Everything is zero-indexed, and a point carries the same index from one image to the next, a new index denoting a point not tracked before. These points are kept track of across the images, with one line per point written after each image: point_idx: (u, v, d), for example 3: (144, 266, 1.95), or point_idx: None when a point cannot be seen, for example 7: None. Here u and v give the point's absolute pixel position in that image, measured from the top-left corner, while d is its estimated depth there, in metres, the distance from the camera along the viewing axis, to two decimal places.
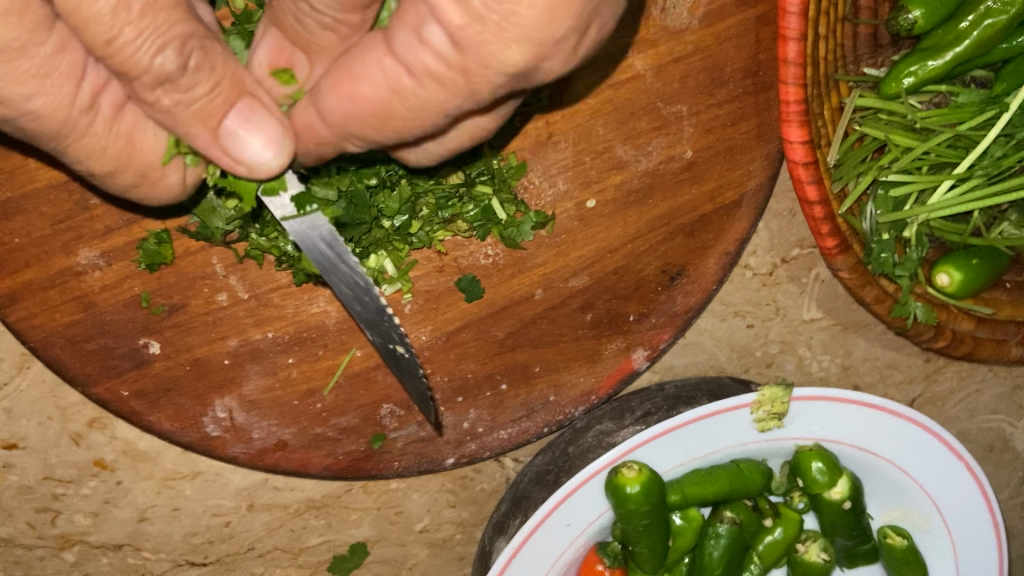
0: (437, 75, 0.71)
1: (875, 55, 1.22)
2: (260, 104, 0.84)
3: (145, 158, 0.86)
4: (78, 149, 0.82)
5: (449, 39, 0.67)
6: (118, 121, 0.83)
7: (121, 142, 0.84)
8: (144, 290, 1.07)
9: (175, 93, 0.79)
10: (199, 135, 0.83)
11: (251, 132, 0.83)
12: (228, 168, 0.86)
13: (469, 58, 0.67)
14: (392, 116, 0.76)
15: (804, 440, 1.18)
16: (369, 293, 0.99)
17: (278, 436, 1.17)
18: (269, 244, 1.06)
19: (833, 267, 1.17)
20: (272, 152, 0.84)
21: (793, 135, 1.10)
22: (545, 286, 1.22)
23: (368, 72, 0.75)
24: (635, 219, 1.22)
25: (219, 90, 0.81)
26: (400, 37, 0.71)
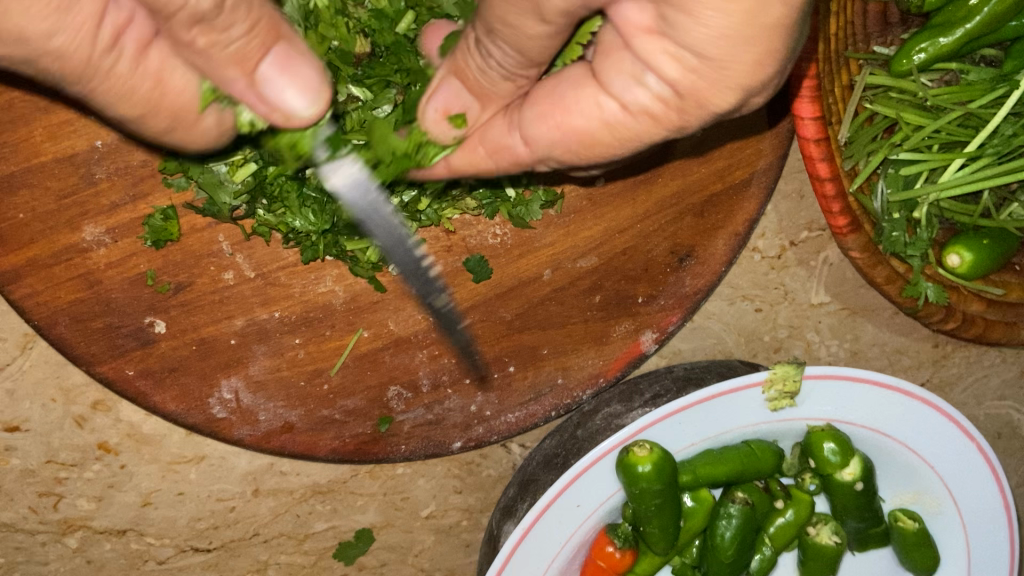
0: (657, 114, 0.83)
1: (884, 34, 1.22)
2: (297, 49, 0.83)
3: (175, 101, 0.84)
4: (104, 90, 0.80)
5: None
6: (143, 62, 0.80)
7: (148, 82, 0.81)
8: (149, 267, 1.06)
9: (211, 34, 0.77)
10: (236, 79, 0.82)
11: (288, 80, 0.83)
12: (259, 110, 0.86)
13: None
14: None
15: (816, 420, 1.17)
16: (404, 243, 0.96)
17: (284, 418, 1.16)
18: (276, 220, 1.04)
19: (845, 246, 1.16)
20: (307, 100, 0.85)
21: (804, 111, 1.09)
22: (555, 267, 1.21)
23: None
24: (644, 198, 1.21)
25: (257, 31, 0.79)
26: None
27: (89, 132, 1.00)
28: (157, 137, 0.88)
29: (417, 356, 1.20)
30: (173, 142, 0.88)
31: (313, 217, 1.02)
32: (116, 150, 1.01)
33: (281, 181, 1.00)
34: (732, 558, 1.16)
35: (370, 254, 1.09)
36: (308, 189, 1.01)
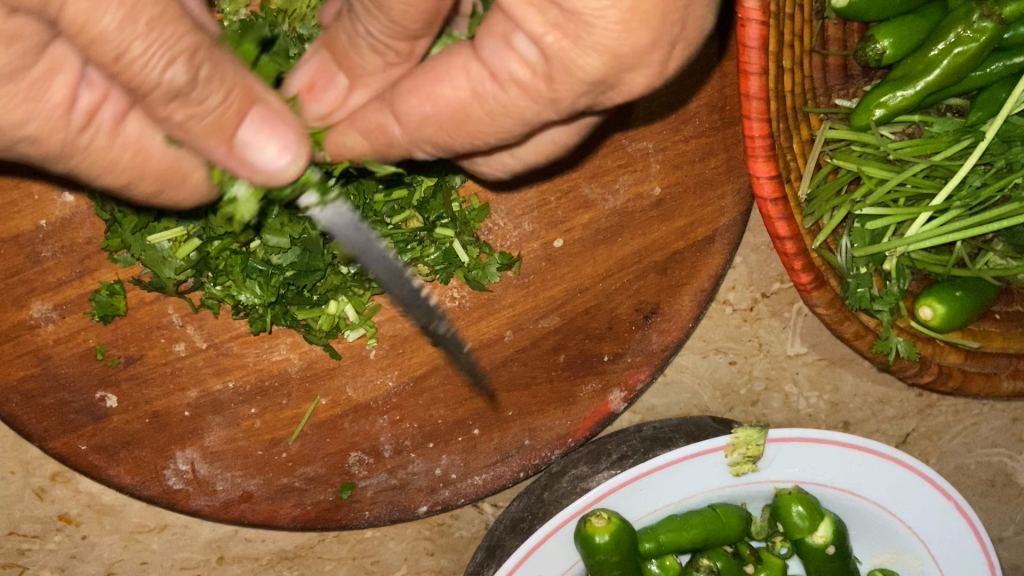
0: (524, 84, 0.71)
1: (845, 87, 1.20)
2: (273, 110, 0.82)
3: (160, 164, 0.83)
4: (87, 162, 0.81)
5: (537, 47, 0.68)
6: (122, 133, 0.80)
7: (129, 152, 0.81)
8: (98, 342, 1.05)
9: (187, 107, 0.75)
10: (215, 148, 0.81)
11: (265, 140, 0.82)
12: (239, 174, 0.86)
13: (554, 66, 0.68)
14: (470, 120, 0.76)
15: (784, 482, 1.14)
16: (401, 275, 0.98)
17: (243, 487, 1.14)
18: (223, 293, 1.03)
19: (810, 302, 1.14)
20: (288, 157, 0.84)
21: (759, 170, 1.07)
22: (515, 328, 1.19)
23: (452, 74, 0.74)
24: (604, 257, 1.19)
25: (232, 97, 0.77)
26: (489, 44, 0.71)
27: (34, 213, 1.00)
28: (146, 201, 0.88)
29: (378, 423, 1.18)
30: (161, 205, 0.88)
31: (260, 290, 1.02)
32: (63, 227, 1.01)
33: (226, 255, 1.01)
34: None
35: (323, 321, 1.10)
36: (254, 262, 1.02)
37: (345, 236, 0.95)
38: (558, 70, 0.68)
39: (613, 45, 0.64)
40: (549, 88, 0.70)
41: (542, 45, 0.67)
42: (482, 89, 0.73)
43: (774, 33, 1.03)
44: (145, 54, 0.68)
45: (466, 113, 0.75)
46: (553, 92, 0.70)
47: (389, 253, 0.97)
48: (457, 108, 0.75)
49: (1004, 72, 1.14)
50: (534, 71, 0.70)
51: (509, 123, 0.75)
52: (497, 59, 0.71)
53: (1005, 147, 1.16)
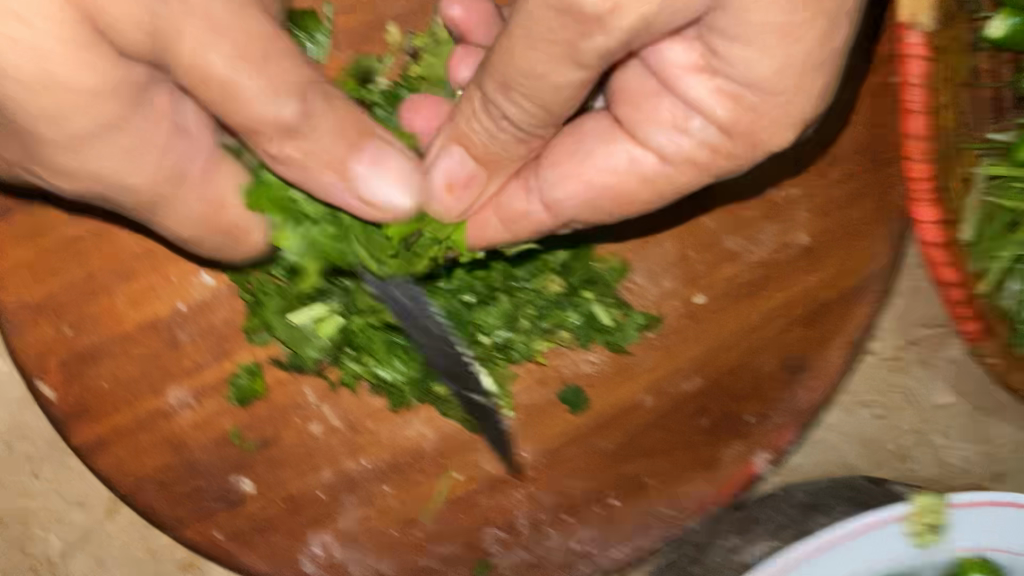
0: (695, 160, 0.90)
1: (999, 119, 1.12)
2: (385, 142, 0.92)
3: (224, 223, 0.92)
4: (174, 214, 0.90)
5: (715, 127, 0.87)
6: (172, 150, 0.88)
7: (206, 206, 0.92)
8: (234, 425, 1.02)
9: (299, 145, 0.87)
10: (331, 181, 0.90)
11: (382, 176, 0.90)
12: (362, 214, 0.93)
13: (738, 138, 0.86)
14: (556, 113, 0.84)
15: (966, 551, 1.04)
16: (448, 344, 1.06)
17: (376, 570, 1.05)
18: (362, 369, 1.06)
19: (980, 352, 1.06)
20: (404, 187, 0.91)
21: (923, 215, 1.00)
22: (655, 392, 1.12)
23: (657, 109, 0.90)
24: (749, 311, 1.12)
25: (343, 118, 0.88)
26: (656, 132, 0.90)
27: (172, 297, 1.00)
28: (200, 254, 0.96)
29: (515, 496, 1.10)
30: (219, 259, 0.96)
31: (402, 365, 1.06)
32: (202, 309, 1.01)
33: (368, 331, 1.06)
34: None
35: (457, 395, 1.07)
36: (396, 337, 1.06)
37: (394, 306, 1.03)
38: (737, 143, 0.87)
39: (801, 119, 0.84)
40: (728, 159, 0.89)
41: (721, 123, 0.86)
42: (642, 166, 0.92)
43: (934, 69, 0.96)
44: (257, 96, 0.81)
45: (622, 185, 0.93)
46: (691, 158, 0.89)
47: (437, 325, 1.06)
48: (603, 185, 0.94)
49: None
50: (713, 147, 0.88)
51: (687, 170, 0.91)
52: (658, 140, 0.90)
53: None
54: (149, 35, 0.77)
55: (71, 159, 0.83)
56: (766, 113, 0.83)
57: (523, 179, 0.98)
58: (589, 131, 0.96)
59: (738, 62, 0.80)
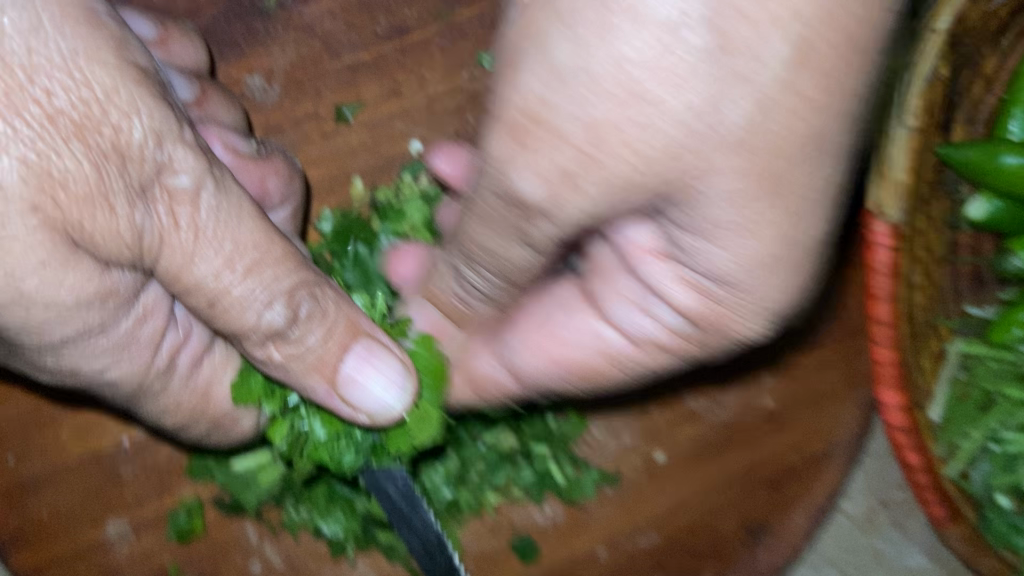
0: (665, 345, 0.71)
1: (978, 293, 1.09)
2: (381, 345, 0.81)
3: (220, 411, 0.89)
4: (151, 408, 0.86)
5: (681, 317, 0.68)
6: (193, 376, 0.86)
7: (195, 395, 0.87)
8: (172, 561, 0.97)
9: (283, 347, 0.77)
10: (317, 387, 0.80)
11: (371, 371, 0.79)
12: (348, 415, 0.82)
13: (706, 331, 0.67)
14: (598, 374, 0.78)
15: None
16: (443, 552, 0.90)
17: None
18: (305, 518, 1.01)
19: (945, 538, 1.03)
20: (397, 391, 0.80)
21: (888, 399, 0.97)
22: (610, 545, 1.09)
23: (574, 332, 0.77)
24: (714, 470, 1.09)
25: (333, 336, 0.80)
26: (620, 309, 0.72)
27: (118, 430, 0.98)
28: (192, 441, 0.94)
29: None
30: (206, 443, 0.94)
31: (345, 517, 1.00)
32: (145, 446, 0.99)
33: (312, 478, 1.01)
34: None
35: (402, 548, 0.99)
36: (340, 486, 1.01)
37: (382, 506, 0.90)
38: (705, 334, 0.68)
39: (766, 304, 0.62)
40: (701, 348, 0.70)
41: (686, 313, 0.66)
42: (611, 349, 0.76)
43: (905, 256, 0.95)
44: (243, 297, 0.73)
45: (591, 368, 0.78)
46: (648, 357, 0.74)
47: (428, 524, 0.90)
48: (576, 364, 0.78)
49: None
50: (683, 337, 0.69)
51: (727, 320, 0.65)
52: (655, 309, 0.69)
53: None
54: (133, 237, 0.67)
55: (55, 375, 0.76)
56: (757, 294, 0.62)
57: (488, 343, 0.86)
58: (553, 298, 0.79)
59: (710, 262, 0.61)
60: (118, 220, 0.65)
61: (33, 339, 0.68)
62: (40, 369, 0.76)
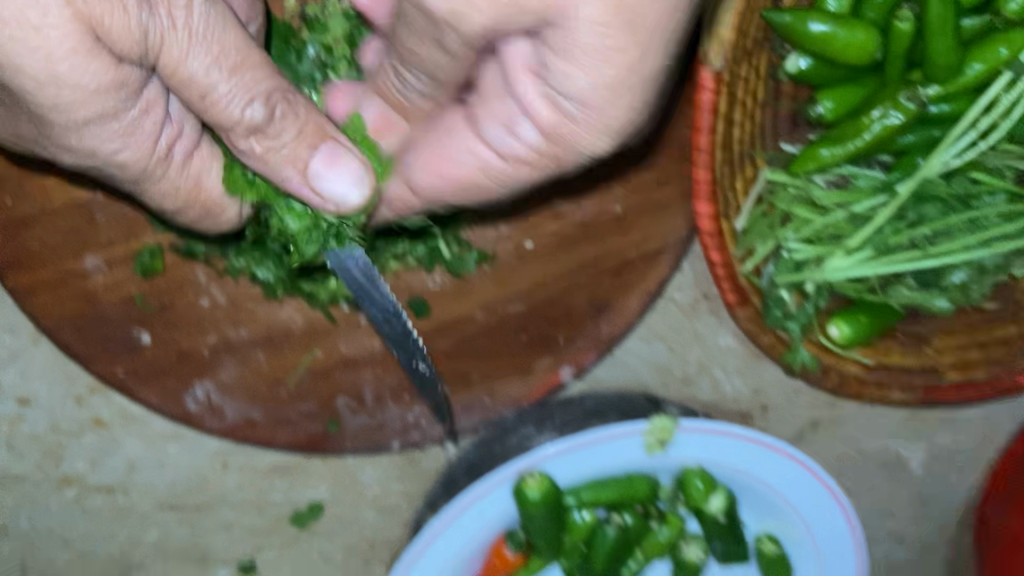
0: (531, 161, 0.97)
1: (792, 132, 1.39)
2: (343, 145, 1.05)
3: (213, 196, 1.12)
4: (155, 190, 1.07)
5: (538, 131, 0.93)
6: (187, 166, 1.08)
7: (191, 181, 1.09)
8: (138, 291, 1.29)
9: (265, 140, 1.01)
10: (291, 176, 1.04)
11: (332, 174, 1.03)
12: (315, 204, 1.07)
13: (551, 140, 0.94)
14: (475, 187, 1.03)
15: (690, 461, 1.39)
16: (394, 318, 1.31)
17: (246, 415, 1.37)
18: (242, 264, 1.32)
19: (735, 317, 1.35)
20: (355, 190, 1.04)
21: (702, 209, 1.28)
22: (485, 309, 1.42)
23: (456, 154, 1.01)
24: (568, 258, 1.41)
25: (304, 135, 1.03)
26: (491, 129, 0.97)
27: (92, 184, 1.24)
28: (183, 220, 1.15)
29: (363, 374, 1.41)
30: (202, 226, 1.16)
31: (273, 265, 1.30)
32: (116, 198, 1.26)
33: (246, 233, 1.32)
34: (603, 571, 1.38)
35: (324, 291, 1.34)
36: (270, 241, 1.32)
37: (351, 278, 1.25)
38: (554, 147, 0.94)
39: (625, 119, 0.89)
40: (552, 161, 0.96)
41: (542, 126, 0.92)
42: (486, 164, 1.00)
43: (727, 93, 1.23)
44: (228, 95, 0.95)
45: (468, 178, 1.02)
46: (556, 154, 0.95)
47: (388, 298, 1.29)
48: (464, 177, 1.02)
49: (928, 140, 1.33)
50: (539, 151, 0.95)
51: (564, 131, 0.91)
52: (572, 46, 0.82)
53: (917, 202, 1.38)
54: (140, 35, 0.87)
55: (81, 157, 0.99)
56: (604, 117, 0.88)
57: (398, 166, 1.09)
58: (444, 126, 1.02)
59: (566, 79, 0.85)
60: (128, 16, 0.85)
61: (62, 115, 0.89)
62: (62, 151, 0.99)
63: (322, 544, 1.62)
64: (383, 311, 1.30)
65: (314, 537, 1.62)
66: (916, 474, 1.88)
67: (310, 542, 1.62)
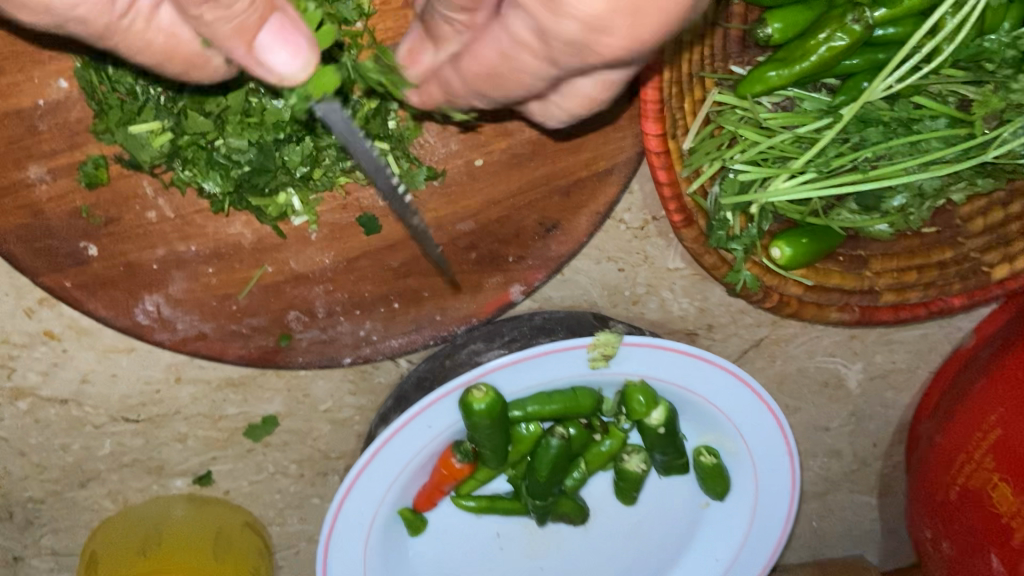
0: (535, 52, 0.86)
1: (742, 55, 1.40)
2: (289, 18, 0.99)
3: (188, 51, 1.05)
4: (125, 44, 1.03)
5: (541, 28, 0.81)
6: (155, 18, 1.02)
7: (161, 36, 1.03)
8: (84, 203, 1.27)
9: (217, 10, 0.91)
10: (236, 47, 0.96)
11: (280, 45, 0.98)
12: (263, 75, 1.01)
13: (557, 42, 0.81)
14: (502, 77, 0.93)
15: (633, 376, 1.43)
16: (382, 172, 1.20)
17: (198, 328, 1.41)
18: (188, 178, 1.26)
19: (679, 236, 1.40)
20: (299, 62, 1.00)
21: (650, 129, 1.29)
22: (436, 227, 1.43)
23: (487, 43, 0.90)
24: (518, 176, 1.41)
25: (255, 5, 0.93)
26: (511, 15, 0.84)
27: (34, 92, 1.19)
28: (170, 74, 1.10)
29: (314, 290, 1.44)
30: (189, 79, 1.11)
31: (220, 180, 1.25)
32: (57, 107, 1.20)
33: (192, 148, 1.24)
34: (546, 478, 1.44)
35: (272, 209, 1.31)
36: (217, 156, 1.23)
37: (336, 127, 1.14)
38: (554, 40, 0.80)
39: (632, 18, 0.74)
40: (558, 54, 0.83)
41: (547, 28, 0.79)
42: (507, 52, 0.88)
43: None
44: None
45: (493, 71, 0.92)
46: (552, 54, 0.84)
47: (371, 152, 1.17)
48: (489, 66, 0.92)
49: (871, 64, 1.35)
50: (541, 39, 0.82)
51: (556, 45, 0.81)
52: (517, 36, 0.85)
53: (861, 125, 1.41)
54: None
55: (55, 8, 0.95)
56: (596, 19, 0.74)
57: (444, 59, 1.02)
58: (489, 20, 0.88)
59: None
60: None
61: None
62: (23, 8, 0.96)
63: (277, 453, 1.68)
64: (368, 158, 1.20)
65: (269, 447, 1.68)
66: (853, 391, 1.96)
67: (265, 454, 1.68)
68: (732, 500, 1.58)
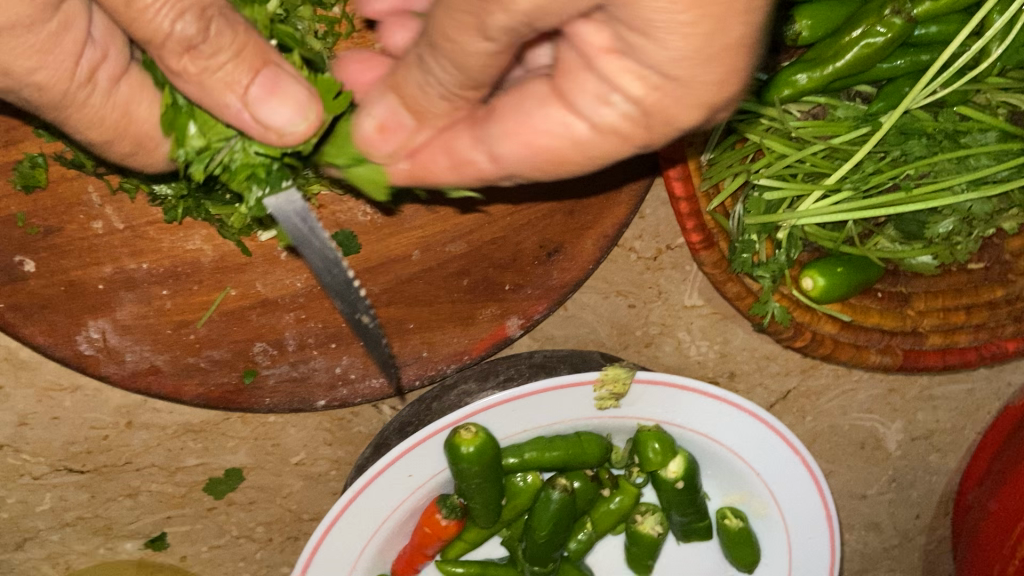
0: (623, 129, 0.77)
1: (766, 60, 1.26)
2: (285, 72, 0.87)
3: (143, 129, 0.94)
4: (78, 118, 0.92)
5: (632, 104, 0.74)
6: (114, 93, 0.92)
7: (117, 112, 0.92)
8: (20, 209, 1.13)
9: (198, 60, 0.83)
10: (231, 105, 0.86)
11: (277, 101, 0.86)
12: (255, 134, 0.89)
13: (653, 117, 0.74)
14: (568, 160, 0.85)
15: (647, 420, 1.25)
16: (338, 265, 1.02)
17: (150, 361, 1.24)
18: (138, 179, 1.14)
19: (698, 261, 1.22)
20: (296, 120, 0.88)
21: (663, 132, 1.14)
22: (424, 248, 1.28)
23: (540, 124, 0.82)
24: (515, 192, 1.27)
25: (242, 57, 0.85)
26: (580, 99, 0.77)
27: None
28: (118, 161, 0.98)
29: (284, 318, 1.27)
30: (132, 165, 0.98)
31: (172, 179, 1.13)
32: None
33: None
34: (545, 538, 1.24)
35: (234, 218, 1.16)
36: None
37: (292, 223, 0.97)
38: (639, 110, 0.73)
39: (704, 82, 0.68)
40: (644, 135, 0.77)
41: (637, 102, 0.73)
42: (576, 132, 0.81)
43: None
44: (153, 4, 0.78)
45: (558, 151, 0.83)
46: (648, 130, 0.77)
47: (329, 248, 1.00)
48: (549, 150, 0.84)
49: (911, 67, 1.20)
50: (634, 121, 0.76)
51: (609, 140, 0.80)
52: (591, 111, 0.77)
53: (902, 138, 1.24)
54: None
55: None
56: (683, 90, 0.69)
57: (472, 128, 0.88)
58: (532, 95, 0.83)
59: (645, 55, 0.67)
60: None
61: None
62: None
63: (241, 514, 1.47)
64: (321, 259, 1.01)
65: (232, 507, 1.47)
66: (893, 453, 1.75)
67: (227, 512, 1.47)
68: (760, 572, 1.36)
